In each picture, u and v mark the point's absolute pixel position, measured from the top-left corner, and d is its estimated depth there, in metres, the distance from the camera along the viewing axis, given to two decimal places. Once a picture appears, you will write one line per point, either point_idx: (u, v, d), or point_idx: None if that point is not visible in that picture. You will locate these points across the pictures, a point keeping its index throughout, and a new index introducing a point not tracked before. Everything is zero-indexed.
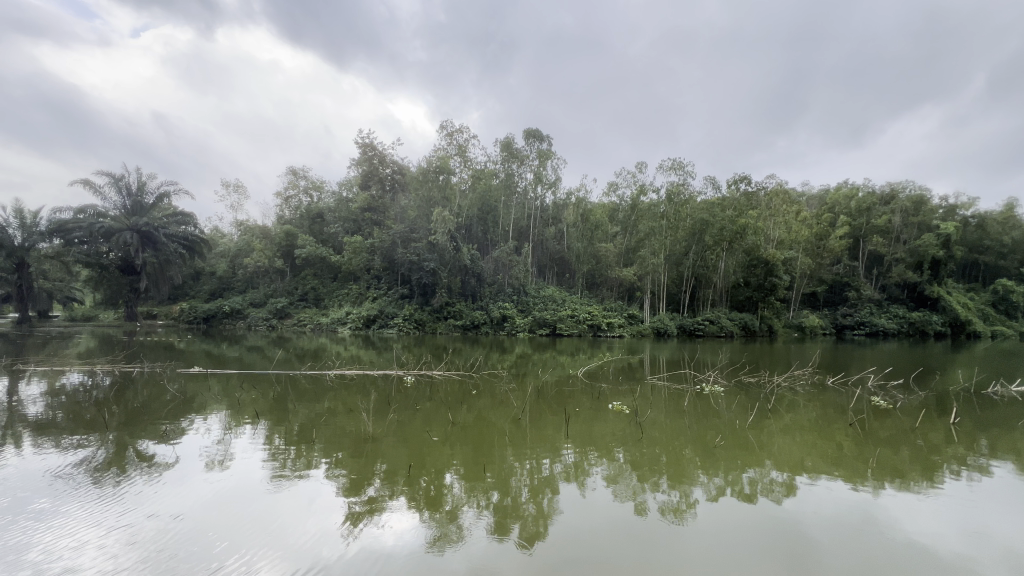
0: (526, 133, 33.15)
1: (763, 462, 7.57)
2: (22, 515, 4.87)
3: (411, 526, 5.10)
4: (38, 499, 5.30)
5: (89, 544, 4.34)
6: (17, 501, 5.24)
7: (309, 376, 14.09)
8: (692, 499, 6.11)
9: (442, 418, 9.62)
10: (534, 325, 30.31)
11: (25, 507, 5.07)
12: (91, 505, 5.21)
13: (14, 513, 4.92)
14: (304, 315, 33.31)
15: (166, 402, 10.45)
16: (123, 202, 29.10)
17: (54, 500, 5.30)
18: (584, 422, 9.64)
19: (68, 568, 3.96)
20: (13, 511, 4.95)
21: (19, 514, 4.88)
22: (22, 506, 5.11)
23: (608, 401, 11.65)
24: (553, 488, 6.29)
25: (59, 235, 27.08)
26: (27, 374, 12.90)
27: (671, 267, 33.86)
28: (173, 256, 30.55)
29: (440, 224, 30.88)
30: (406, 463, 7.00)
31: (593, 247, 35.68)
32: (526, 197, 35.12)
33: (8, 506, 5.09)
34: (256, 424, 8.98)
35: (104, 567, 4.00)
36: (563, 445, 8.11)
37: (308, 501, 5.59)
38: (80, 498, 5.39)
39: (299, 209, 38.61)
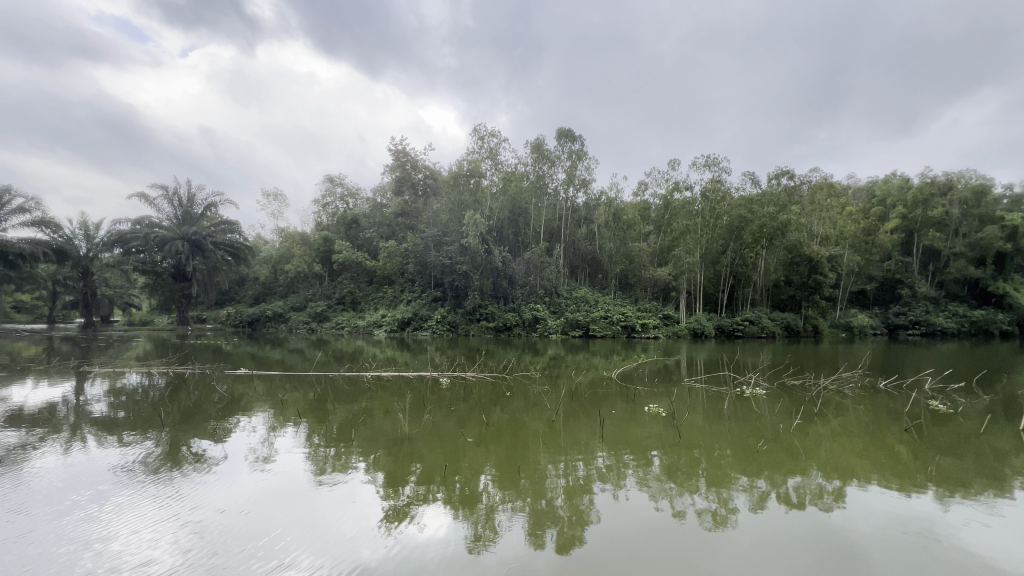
0: (557, 134, 33.00)
1: (808, 468, 7.26)
2: (100, 509, 5.16)
3: (447, 526, 5.16)
4: (114, 493, 5.64)
5: (161, 540, 4.54)
6: (95, 494, 5.58)
7: (347, 377, 14.55)
8: (733, 506, 5.92)
9: (476, 419, 9.71)
10: (567, 327, 30.18)
11: (103, 502, 5.38)
12: (162, 500, 5.49)
13: (95, 506, 5.24)
14: (341, 318, 34.37)
15: (215, 402, 10.99)
16: (175, 213, 30.88)
17: (128, 494, 5.62)
18: (620, 424, 9.53)
19: (144, 561, 4.15)
20: (83, 502, 5.33)
21: (90, 505, 5.26)
22: (100, 500, 5.44)
23: (644, 403, 11.46)
24: (588, 490, 6.24)
25: (119, 246, 28.96)
26: (92, 375, 13.89)
27: (707, 265, 32.94)
28: (220, 263, 32.06)
29: (471, 227, 31.12)
30: (441, 464, 7.11)
31: (626, 246, 35.15)
32: (557, 197, 34.97)
33: (88, 500, 5.42)
34: (298, 424, 9.31)
35: (174, 561, 4.18)
36: (597, 448, 8.04)
37: (347, 499, 5.77)
38: (150, 493, 5.68)
39: (336, 215, 39.87)
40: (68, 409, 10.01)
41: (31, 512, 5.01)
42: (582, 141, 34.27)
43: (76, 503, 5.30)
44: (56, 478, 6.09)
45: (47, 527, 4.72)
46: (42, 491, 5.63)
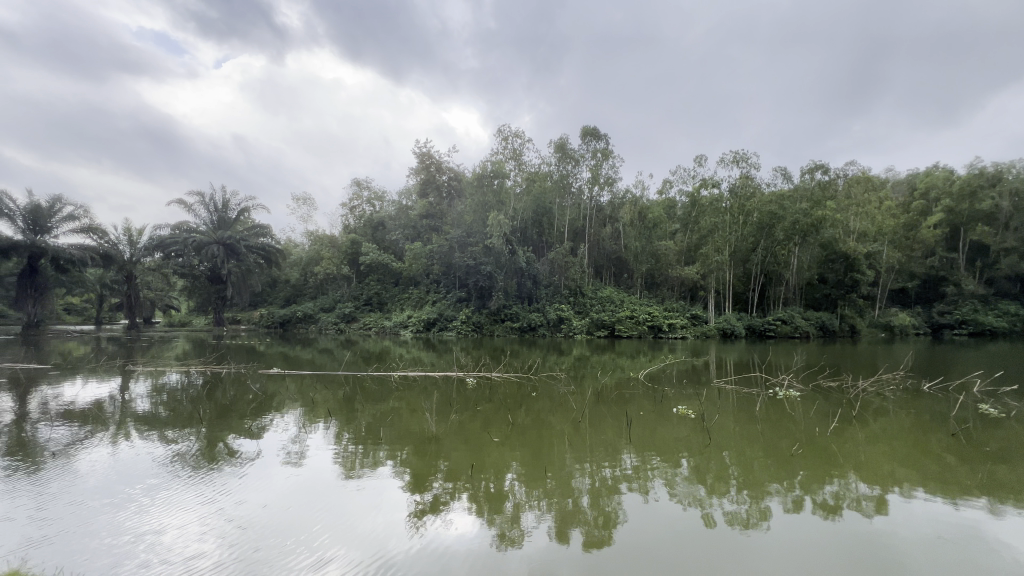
0: (581, 133, 32.82)
1: (846, 473, 7.00)
2: (151, 503, 5.39)
3: (474, 525, 5.19)
4: (163, 487, 5.87)
5: (206, 534, 4.68)
6: (146, 487, 5.83)
7: (375, 377, 14.81)
8: (765, 510, 5.75)
9: (501, 420, 9.73)
10: (592, 327, 29.97)
11: (154, 495, 5.61)
12: (207, 495, 5.69)
13: (147, 499, 5.47)
14: (369, 318, 35.06)
15: (249, 400, 11.35)
16: (211, 218, 32.13)
17: (176, 488, 5.85)
18: (647, 426, 9.42)
19: (193, 554, 4.29)
20: (131, 495, 5.57)
21: (138, 498, 5.50)
22: (151, 493, 5.67)
23: (672, 404, 11.28)
24: (615, 493, 6.16)
25: (159, 250, 30.29)
26: (136, 374, 14.56)
27: (737, 264, 32.13)
28: (254, 266, 33.14)
29: (495, 228, 31.25)
30: (467, 463, 7.16)
31: (652, 245, 34.62)
32: (581, 197, 34.75)
33: (140, 493, 5.67)
34: (328, 422, 9.54)
35: (219, 554, 4.30)
36: (623, 450, 7.94)
37: (376, 496, 5.86)
38: (197, 487, 5.91)
39: (363, 218, 40.71)
40: (115, 405, 10.54)
41: (88, 504, 5.27)
42: (607, 140, 33.93)
43: (129, 496, 5.55)
44: (105, 472, 6.39)
45: (106, 518, 4.96)
46: (98, 483, 5.92)
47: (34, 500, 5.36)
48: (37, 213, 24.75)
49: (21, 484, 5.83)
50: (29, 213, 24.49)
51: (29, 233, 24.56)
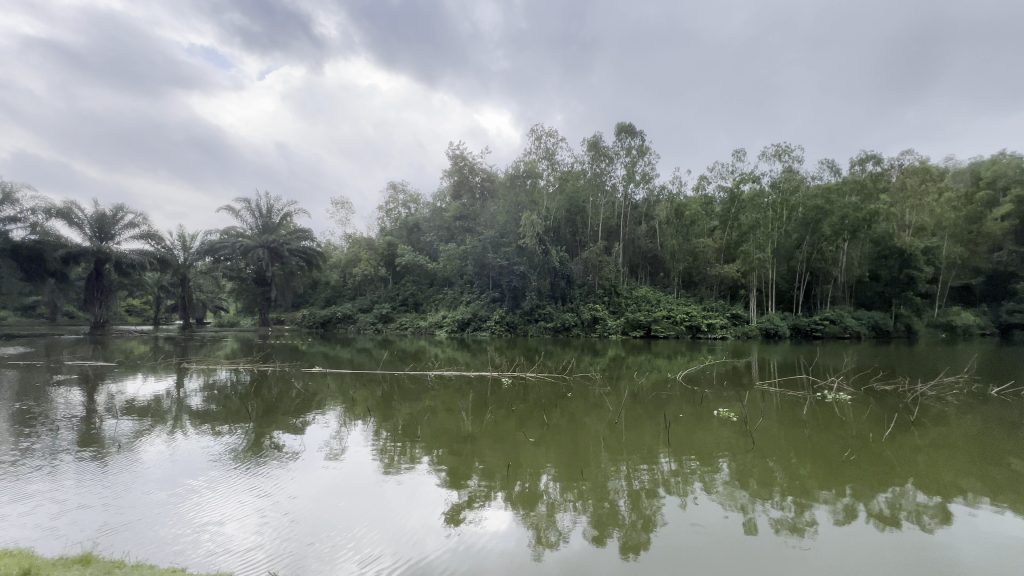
0: (616, 129, 32.35)
1: (901, 481, 6.59)
2: (211, 495, 5.68)
3: (508, 525, 5.19)
4: (221, 480, 6.17)
5: (263, 526, 4.89)
6: (206, 480, 6.17)
7: (411, 376, 15.07)
8: (813, 518, 5.48)
9: (536, 420, 9.71)
10: (627, 326, 29.49)
11: (215, 488, 5.91)
12: (262, 488, 5.96)
13: (207, 491, 5.78)
14: (405, 319, 35.77)
15: (293, 397, 11.81)
16: (256, 222, 33.59)
17: (233, 481, 6.15)
18: (686, 428, 9.16)
19: (252, 544, 4.50)
20: (193, 487, 5.89)
21: (199, 490, 5.81)
22: (211, 485, 5.99)
23: (712, 407, 10.92)
24: (653, 496, 6.03)
25: (209, 255, 31.97)
26: (190, 371, 15.44)
27: (780, 261, 30.84)
28: (296, 268, 34.43)
29: (528, 228, 31.22)
30: (501, 463, 7.16)
31: (689, 243, 33.69)
32: (615, 194, 34.20)
33: (201, 485, 5.99)
34: (366, 420, 9.79)
35: (274, 546, 4.48)
36: (661, 452, 7.76)
37: (414, 494, 5.97)
38: (251, 481, 6.18)
39: (398, 220, 41.62)
40: (172, 401, 11.20)
41: (155, 494, 5.61)
42: (643, 136, 33.28)
43: (192, 488, 5.88)
44: (165, 464, 6.78)
45: (173, 508, 5.25)
46: (162, 475, 6.28)
47: (107, 489, 5.75)
48: (102, 221, 26.58)
49: (96, 474, 6.26)
50: (95, 222, 26.33)
51: (95, 240, 26.39)
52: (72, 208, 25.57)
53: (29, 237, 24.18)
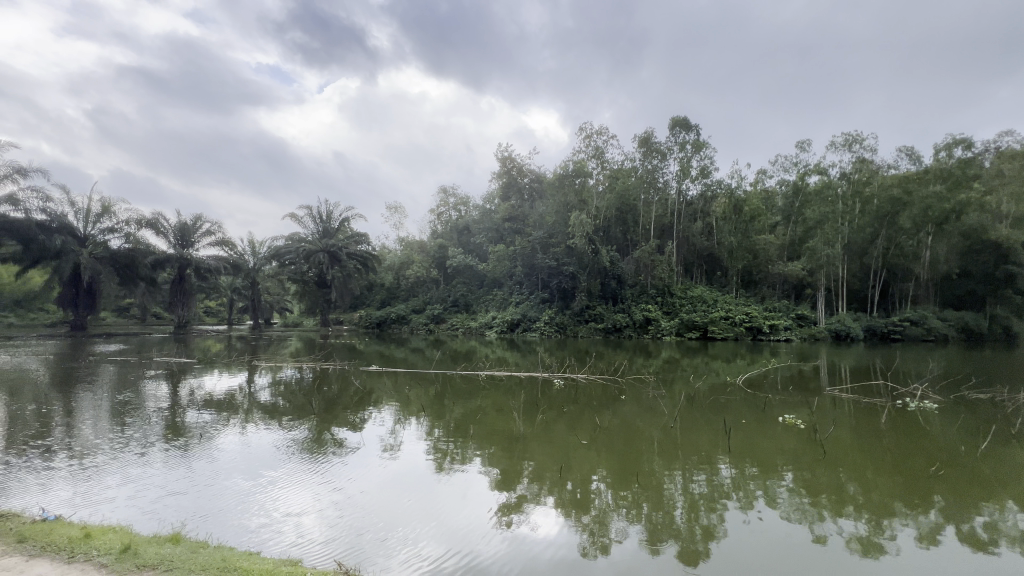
0: (670, 124, 31.40)
1: (1001, 501, 5.92)
2: (285, 485, 6.07)
3: (558, 527, 5.18)
4: (292, 472, 6.55)
5: (329, 517, 5.14)
6: (279, 470, 6.59)
7: (463, 376, 15.34)
8: (892, 535, 5.06)
9: (588, 422, 9.57)
10: (682, 328, 28.50)
11: (287, 478, 6.29)
12: (330, 480, 6.27)
13: (281, 482, 6.17)
14: (456, 320, 36.49)
15: (352, 395, 12.33)
16: (318, 228, 35.48)
17: (303, 473, 6.52)
18: (747, 435, 8.71)
19: (322, 533, 4.76)
20: (268, 478, 6.29)
21: (273, 481, 6.18)
22: (283, 476, 6.40)
23: (776, 413, 10.32)
24: (711, 504, 5.79)
25: (275, 259, 34.13)
26: (259, 369, 16.51)
27: (852, 258, 28.69)
28: (354, 271, 35.97)
29: (577, 228, 30.78)
30: (552, 465, 7.12)
31: (749, 240, 32.07)
32: (668, 191, 33.20)
33: (276, 475, 6.41)
34: (419, 417, 10.07)
35: (340, 537, 4.70)
36: (718, 459, 7.44)
37: (465, 491, 6.07)
38: (320, 473, 6.53)
39: (449, 223, 42.53)
40: (244, 395, 12.05)
41: (237, 483, 6.06)
42: (698, 129, 32.02)
43: (268, 477, 6.31)
44: (240, 455, 7.25)
45: (252, 497, 5.64)
46: (242, 465, 6.78)
47: (195, 476, 6.27)
48: (184, 230, 29.07)
49: (185, 462, 6.84)
50: (178, 231, 28.84)
51: (178, 247, 28.90)
52: (159, 219, 28.14)
53: (124, 245, 26.88)
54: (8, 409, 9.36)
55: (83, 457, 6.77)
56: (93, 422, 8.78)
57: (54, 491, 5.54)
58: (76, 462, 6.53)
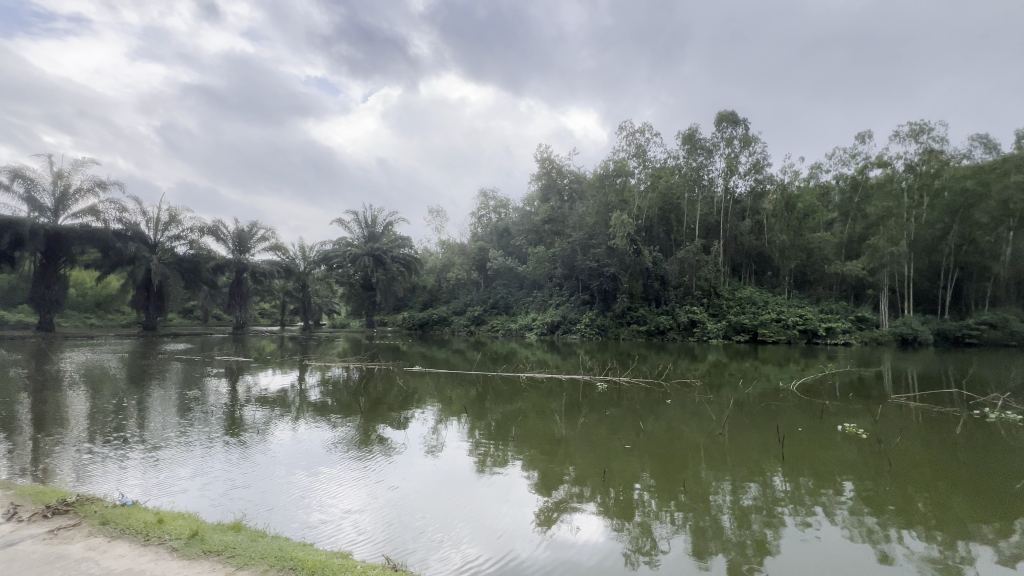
0: (716, 119, 30.41)
1: None
2: (335, 481, 6.31)
3: (601, 533, 5.10)
4: (341, 468, 6.80)
5: (375, 514, 5.29)
6: (327, 467, 6.84)
7: (504, 377, 15.40)
8: (968, 555, 4.68)
9: (631, 427, 9.39)
10: (730, 330, 27.42)
11: (335, 475, 6.52)
12: (376, 479, 6.46)
13: (330, 478, 6.42)
14: (496, 321, 36.73)
15: (395, 394, 12.66)
16: (363, 232, 36.65)
17: (352, 470, 6.75)
18: (803, 444, 8.26)
19: (371, 529, 4.91)
20: (319, 474, 6.56)
21: (323, 477, 6.44)
22: (331, 472, 6.64)
23: (834, 421, 9.74)
24: (763, 515, 5.55)
25: (324, 263, 35.56)
26: (310, 368, 17.27)
27: (919, 256, 26.68)
28: (397, 274, 36.94)
29: (619, 228, 30.07)
30: (594, 469, 7.04)
31: (802, 238, 30.47)
32: (714, 189, 32.11)
33: (325, 471, 6.67)
34: (460, 418, 10.21)
35: (387, 533, 4.81)
36: (770, 468, 7.10)
37: (505, 492, 6.09)
38: (368, 471, 6.76)
39: (489, 226, 42.93)
40: (295, 394, 12.62)
41: (289, 477, 6.35)
42: (746, 124, 30.80)
43: (320, 473, 6.57)
44: (293, 451, 7.59)
45: (307, 492, 5.90)
46: (295, 460, 7.09)
47: (253, 470, 6.63)
48: (241, 237, 30.83)
49: (242, 456, 7.25)
50: (236, 237, 30.63)
51: (236, 252, 30.70)
52: (219, 226, 29.99)
53: (188, 252, 28.88)
54: (91, 403, 10.23)
55: (156, 450, 7.29)
56: (162, 417, 9.42)
57: (132, 480, 5.98)
58: (150, 454, 7.05)
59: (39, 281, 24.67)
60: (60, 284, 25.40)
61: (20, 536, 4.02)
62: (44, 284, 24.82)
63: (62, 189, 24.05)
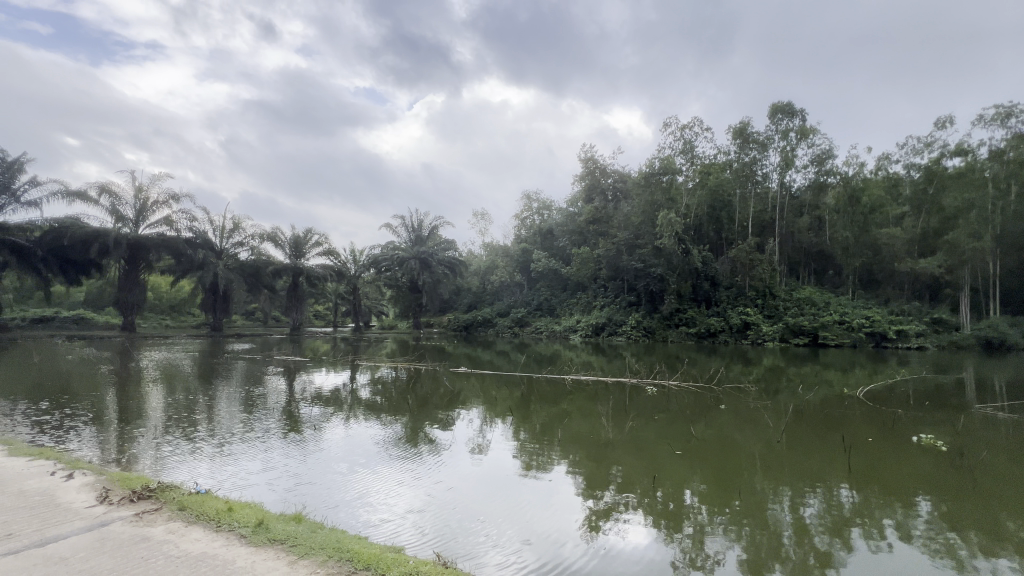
0: (770, 111, 28.97)
1: None
2: (382, 478, 6.53)
3: (650, 540, 5.01)
4: (391, 466, 7.02)
5: (423, 512, 5.42)
6: (377, 465, 7.06)
7: (548, 379, 15.36)
8: None
9: (680, 431, 9.12)
10: (788, 333, 25.92)
11: (384, 472, 6.75)
12: (424, 478, 6.60)
13: (379, 474, 6.66)
14: (540, 322, 36.63)
15: (441, 395, 12.89)
16: (410, 236, 37.60)
17: (401, 468, 6.95)
18: (870, 455, 7.71)
19: (420, 526, 5.04)
20: (370, 470, 6.80)
21: (373, 474, 6.67)
22: (380, 470, 6.87)
23: (907, 431, 9.03)
24: (826, 529, 5.24)
25: (373, 266, 36.86)
26: (361, 368, 17.89)
27: (1006, 252, 24.26)
28: (442, 276, 37.70)
29: (666, 227, 29.21)
30: (642, 474, 6.87)
31: (868, 234, 28.45)
32: (768, 184, 30.59)
33: (376, 468, 6.91)
34: (505, 419, 10.27)
35: (435, 531, 4.94)
36: (834, 481, 6.67)
37: (551, 495, 6.08)
38: (416, 469, 6.94)
39: (532, 227, 42.92)
40: (347, 392, 13.15)
41: (344, 473, 6.63)
42: (804, 114, 29.15)
43: (371, 470, 6.83)
44: (346, 447, 7.91)
45: (360, 487, 6.13)
46: (349, 457, 7.39)
47: (310, 465, 6.96)
48: (297, 242, 32.51)
49: (300, 451, 7.63)
50: (293, 243, 32.34)
51: (293, 257, 32.36)
52: (278, 233, 31.76)
53: (250, 257, 30.80)
54: (167, 398, 11.08)
55: (225, 444, 7.77)
56: (228, 412, 10.06)
57: (205, 471, 6.42)
58: (219, 448, 7.54)
59: (123, 286, 27.03)
60: (140, 289, 27.71)
61: (112, 517, 4.43)
62: (127, 288, 27.17)
63: (141, 201, 26.29)
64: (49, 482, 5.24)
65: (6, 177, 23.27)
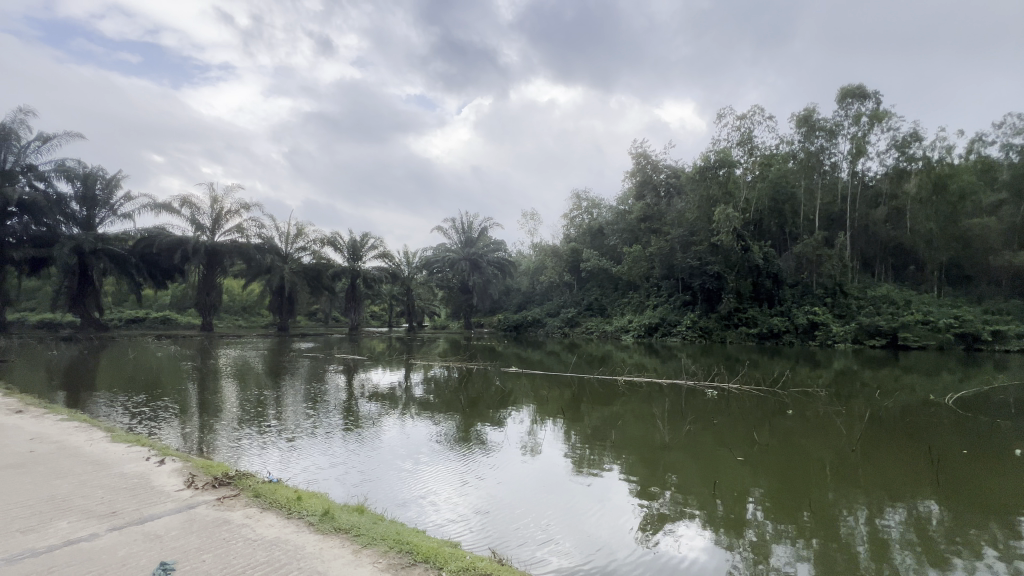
0: (839, 96, 26.93)
1: None
2: (437, 475, 6.69)
3: (709, 549, 4.85)
4: (445, 464, 7.19)
5: (476, 512, 5.49)
6: (431, 462, 7.25)
7: (600, 380, 15.12)
8: None
9: (741, 437, 8.69)
10: (862, 334, 23.95)
11: (439, 470, 6.92)
12: (477, 477, 6.69)
13: (435, 471, 6.84)
14: (590, 323, 36.19)
15: (493, 394, 13.02)
16: (460, 238, 38.25)
17: (455, 466, 7.09)
18: (961, 468, 7.02)
19: (474, 526, 5.13)
20: (425, 468, 6.99)
21: (429, 471, 6.84)
22: (435, 467, 7.05)
23: (1004, 443, 8.15)
24: (910, 549, 4.83)
25: (425, 268, 37.87)
26: (415, 367, 18.39)
27: None
28: (492, 277, 38.11)
29: (722, 223, 27.90)
30: (700, 481, 6.62)
31: (955, 225, 26.17)
32: (838, 174, 28.53)
33: (431, 466, 7.10)
34: (556, 420, 10.20)
35: (490, 531, 5.00)
36: (917, 495, 6.12)
37: (604, 497, 6.01)
38: (470, 467, 7.06)
39: (582, 226, 42.35)
40: (403, 390, 13.58)
41: (401, 470, 6.85)
42: (878, 96, 26.90)
43: (427, 467, 7.02)
44: (403, 444, 8.18)
45: (416, 484, 6.32)
46: (405, 453, 7.64)
47: (368, 460, 7.23)
48: (354, 247, 33.98)
49: (360, 446, 7.97)
50: (350, 247, 33.85)
51: (352, 260, 33.91)
52: (337, 238, 33.38)
53: (312, 261, 32.57)
54: (241, 393, 11.92)
55: (293, 437, 8.27)
56: (295, 407, 10.68)
57: (273, 463, 6.83)
58: (287, 441, 8.02)
59: (202, 289, 29.38)
60: (216, 291, 29.99)
61: (197, 500, 4.84)
62: (205, 291, 29.51)
63: (216, 211, 28.52)
64: (145, 466, 5.82)
65: (105, 193, 26.07)
